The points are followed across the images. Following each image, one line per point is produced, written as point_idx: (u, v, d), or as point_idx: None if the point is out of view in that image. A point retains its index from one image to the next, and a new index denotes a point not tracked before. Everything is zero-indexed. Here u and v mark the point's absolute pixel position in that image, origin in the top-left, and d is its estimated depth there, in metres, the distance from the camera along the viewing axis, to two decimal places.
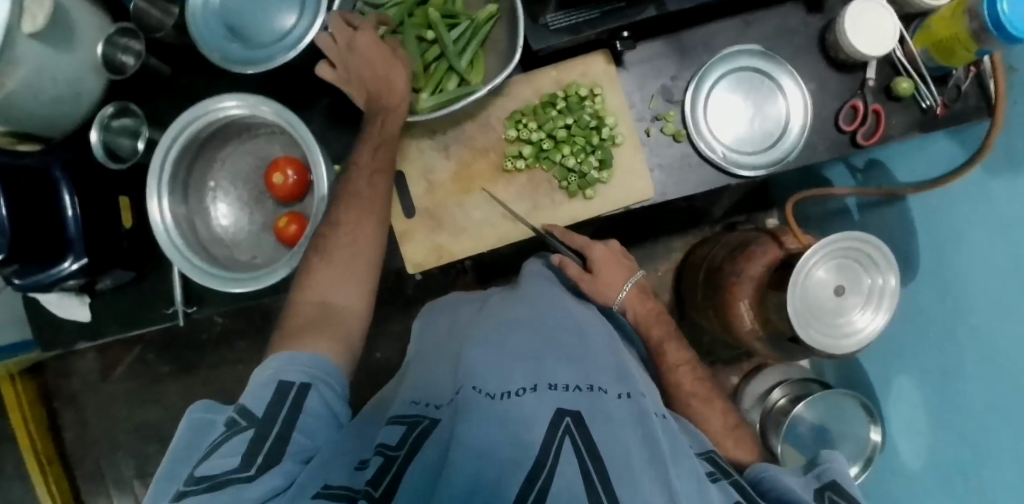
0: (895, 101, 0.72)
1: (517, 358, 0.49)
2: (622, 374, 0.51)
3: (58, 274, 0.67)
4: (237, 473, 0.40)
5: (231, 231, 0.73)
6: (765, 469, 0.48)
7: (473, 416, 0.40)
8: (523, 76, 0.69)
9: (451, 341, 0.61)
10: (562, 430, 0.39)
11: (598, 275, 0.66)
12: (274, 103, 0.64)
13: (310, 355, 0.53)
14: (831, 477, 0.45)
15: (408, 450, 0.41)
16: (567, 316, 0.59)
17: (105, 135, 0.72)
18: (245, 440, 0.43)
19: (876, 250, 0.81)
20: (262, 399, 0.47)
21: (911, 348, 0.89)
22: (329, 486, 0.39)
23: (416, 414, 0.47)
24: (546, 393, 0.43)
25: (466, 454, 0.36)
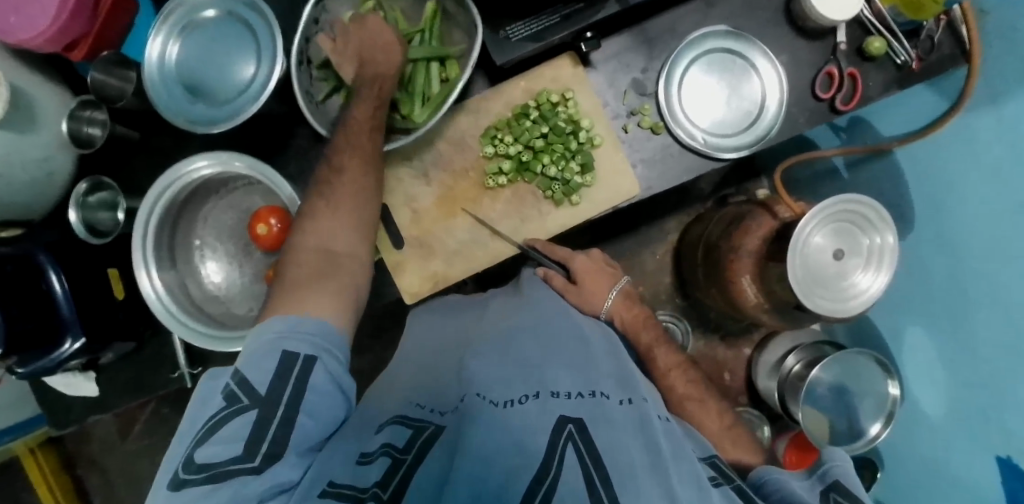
0: (869, 61, 0.72)
1: (520, 369, 0.49)
2: (625, 380, 0.50)
3: (60, 356, 0.67)
4: (239, 463, 0.38)
5: (225, 287, 0.72)
6: (768, 472, 0.47)
7: (478, 426, 0.40)
8: (492, 91, 0.68)
9: (452, 343, 0.61)
10: (564, 436, 0.38)
11: (579, 284, 0.68)
12: (246, 156, 0.63)
13: (318, 323, 0.49)
14: (834, 476, 0.45)
15: (415, 454, 0.41)
16: (569, 325, 0.59)
17: (83, 212, 0.72)
18: (248, 423, 0.41)
19: (870, 210, 0.81)
20: (266, 370, 0.44)
21: (916, 299, 0.89)
22: (335, 483, 0.38)
23: (420, 416, 0.47)
24: (549, 400, 0.43)
25: (469, 465, 0.36)
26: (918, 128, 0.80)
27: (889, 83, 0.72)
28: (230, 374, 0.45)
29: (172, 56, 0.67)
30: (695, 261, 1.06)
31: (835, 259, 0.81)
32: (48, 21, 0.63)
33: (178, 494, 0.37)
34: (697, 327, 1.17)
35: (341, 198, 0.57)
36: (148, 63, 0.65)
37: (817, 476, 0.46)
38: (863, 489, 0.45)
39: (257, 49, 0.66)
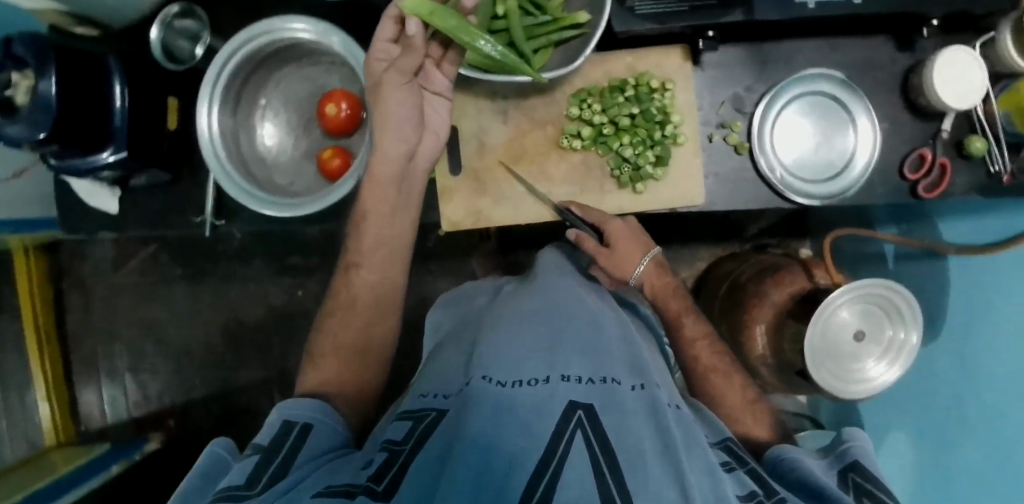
0: (964, 159, 0.70)
1: (532, 350, 0.49)
2: (637, 368, 0.50)
3: (97, 163, 0.67)
4: (239, 488, 0.39)
5: (275, 152, 0.72)
6: (785, 450, 0.48)
7: (479, 408, 0.40)
8: (597, 56, 0.67)
9: (469, 329, 0.61)
10: (573, 423, 0.38)
11: (612, 248, 0.63)
12: (343, 34, 0.62)
13: (314, 402, 0.53)
14: (853, 457, 0.45)
15: (412, 443, 0.41)
16: (584, 306, 0.59)
17: (164, 34, 0.71)
18: (252, 463, 0.42)
19: (902, 299, 0.80)
20: (268, 433, 0.47)
21: (917, 405, 0.89)
22: (329, 485, 0.38)
23: (425, 408, 0.47)
24: (559, 383, 0.43)
25: (473, 444, 0.36)
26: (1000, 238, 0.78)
27: (972, 187, 0.71)
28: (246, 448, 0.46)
29: None
30: (715, 294, 1.06)
31: (853, 339, 0.81)
32: None
33: None
34: None
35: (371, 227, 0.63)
36: None
37: (835, 457, 0.47)
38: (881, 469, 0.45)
39: None
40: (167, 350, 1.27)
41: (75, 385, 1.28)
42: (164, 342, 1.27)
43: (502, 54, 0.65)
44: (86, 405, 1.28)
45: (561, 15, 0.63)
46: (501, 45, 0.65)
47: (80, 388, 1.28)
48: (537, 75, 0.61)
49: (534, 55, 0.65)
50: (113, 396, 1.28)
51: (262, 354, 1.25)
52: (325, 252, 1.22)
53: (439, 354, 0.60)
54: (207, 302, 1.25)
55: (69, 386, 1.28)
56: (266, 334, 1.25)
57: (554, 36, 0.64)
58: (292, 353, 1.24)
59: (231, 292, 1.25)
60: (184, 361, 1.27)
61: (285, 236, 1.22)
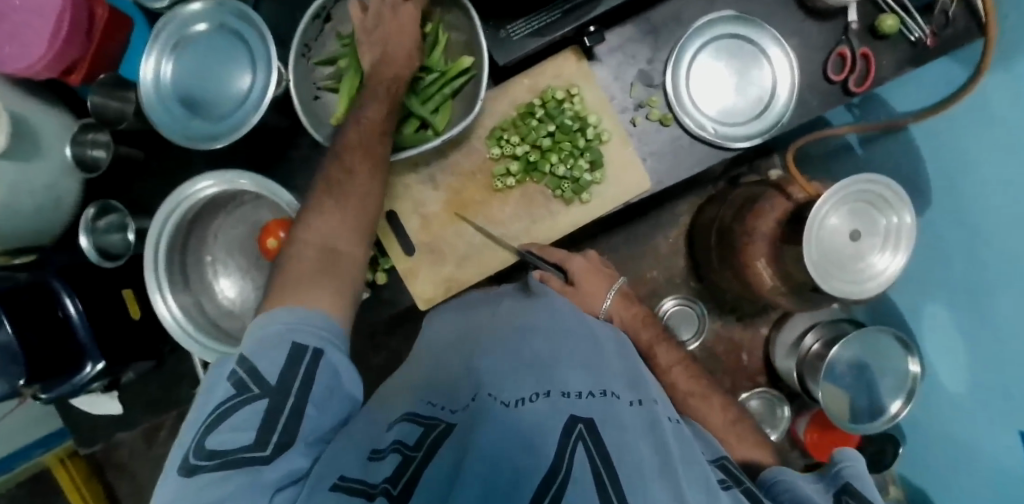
0: (882, 39, 0.69)
1: (528, 366, 0.48)
2: (636, 383, 0.49)
3: (82, 381, 0.67)
4: (250, 450, 0.36)
5: (239, 302, 0.71)
6: (780, 473, 0.46)
7: (486, 426, 0.39)
8: (496, 91, 0.66)
9: (466, 333, 0.59)
10: (575, 437, 0.37)
11: (577, 284, 0.65)
12: (251, 173, 0.62)
13: (312, 314, 0.47)
14: (846, 479, 0.43)
15: (425, 450, 0.39)
16: (580, 323, 0.58)
17: (93, 237, 0.69)
18: (259, 412, 0.39)
19: (887, 189, 0.80)
20: (275, 360, 0.42)
21: (937, 274, 0.88)
22: (345, 479, 0.36)
23: (432, 415, 0.45)
24: (559, 399, 0.42)
25: (479, 462, 0.35)
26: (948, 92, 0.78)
27: (903, 62, 0.70)
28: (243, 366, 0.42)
29: (166, 74, 0.66)
30: (708, 244, 1.05)
31: (852, 240, 0.79)
32: (43, 48, 0.63)
33: (189, 480, 0.35)
34: (713, 309, 1.15)
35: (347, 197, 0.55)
36: (145, 84, 0.65)
37: (829, 479, 0.44)
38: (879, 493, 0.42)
39: (250, 58, 0.65)
40: None
41: None
42: None
43: (406, 126, 0.65)
44: None
45: (447, 67, 0.63)
46: (402, 117, 0.65)
47: None
48: (445, 135, 0.60)
49: (434, 116, 0.64)
50: None
51: None
52: None
53: (440, 349, 0.58)
54: None
55: None
56: None
57: (446, 90, 0.64)
58: None
59: None
60: None
61: None
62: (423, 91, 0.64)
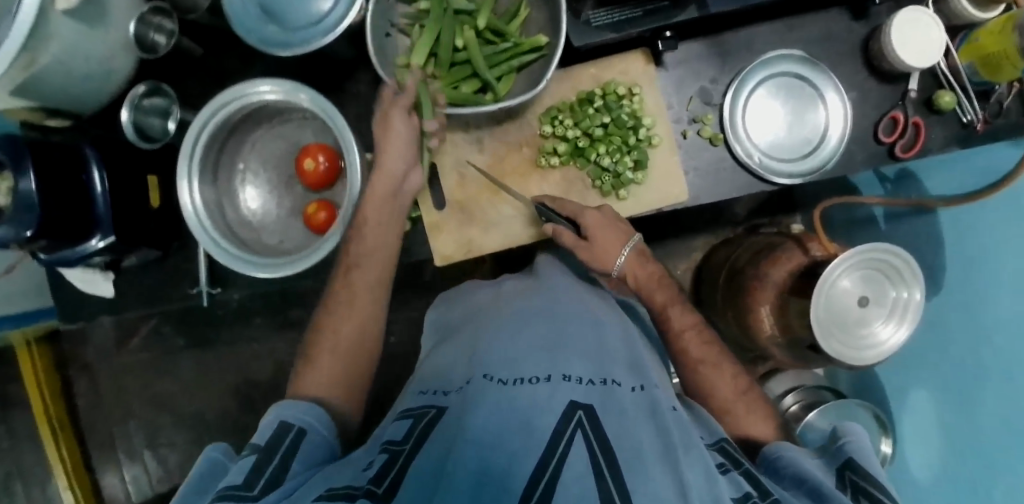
0: (936, 114, 0.71)
1: (530, 352, 0.52)
2: (635, 369, 0.54)
3: (85, 251, 0.67)
4: (239, 487, 0.39)
5: (259, 215, 0.72)
6: (782, 449, 0.52)
7: (484, 407, 0.42)
8: (561, 72, 0.68)
9: (468, 325, 0.66)
10: (574, 422, 0.40)
11: (590, 240, 0.61)
12: (310, 90, 0.62)
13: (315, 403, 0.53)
14: (849, 453, 0.50)
15: (411, 443, 0.44)
16: (583, 310, 0.62)
17: (135, 114, 0.71)
18: (251, 461, 0.43)
19: (903, 262, 0.80)
20: (264, 433, 0.47)
21: (930, 361, 0.87)
22: (333, 489, 0.40)
23: (426, 405, 0.51)
24: (560, 382, 0.46)
25: (472, 444, 0.38)
26: (987, 182, 0.79)
27: (950, 140, 0.72)
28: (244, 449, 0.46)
29: None
30: (716, 283, 1.06)
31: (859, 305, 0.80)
32: None
33: None
34: None
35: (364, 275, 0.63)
36: None
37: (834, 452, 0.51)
38: (878, 465, 0.49)
39: None
40: (182, 420, 1.30)
41: (95, 469, 1.31)
42: (178, 411, 1.30)
43: (467, 84, 0.66)
44: (109, 486, 1.31)
45: (521, 40, 0.64)
46: (466, 75, 0.66)
47: (101, 469, 1.31)
48: (506, 103, 0.61)
49: (498, 82, 0.65)
50: (134, 474, 1.31)
51: None
52: None
53: (438, 352, 0.65)
54: (214, 365, 1.29)
55: (89, 470, 1.31)
56: (277, 389, 1.28)
57: (514, 62, 0.65)
58: None
59: (238, 353, 1.28)
60: (199, 428, 1.30)
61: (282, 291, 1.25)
62: (493, 56, 0.65)
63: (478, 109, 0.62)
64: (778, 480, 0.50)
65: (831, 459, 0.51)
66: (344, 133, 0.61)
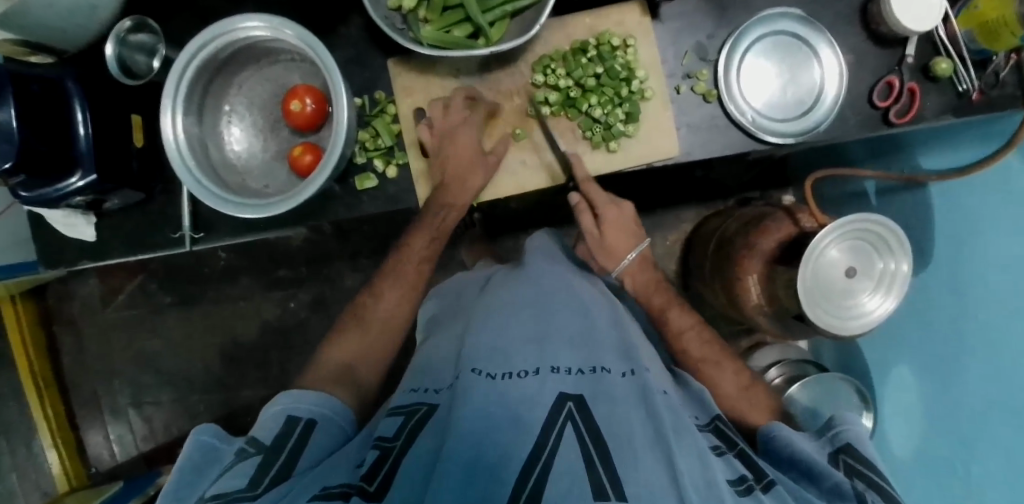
0: (932, 81, 0.67)
1: (519, 342, 0.54)
2: (626, 353, 0.56)
3: (65, 189, 0.65)
4: (238, 490, 0.42)
5: (244, 158, 0.71)
6: (777, 430, 0.55)
7: (473, 395, 0.45)
8: (556, 20, 0.68)
9: (458, 318, 0.70)
10: (564, 415, 0.43)
11: (602, 233, 0.72)
12: (297, 25, 0.60)
13: (316, 393, 0.58)
14: (845, 439, 0.52)
15: (403, 440, 0.46)
16: (567, 294, 0.64)
17: (120, 49, 0.71)
18: (254, 464, 0.46)
19: (892, 233, 0.76)
20: (271, 431, 0.51)
21: (913, 339, 0.87)
22: (327, 488, 0.41)
23: (416, 401, 0.53)
24: (549, 376, 0.48)
25: (464, 436, 0.40)
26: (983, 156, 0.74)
27: (944, 109, 0.68)
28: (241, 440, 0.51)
29: None
30: (704, 254, 1.07)
31: (845, 276, 0.76)
32: None
33: None
34: None
35: (375, 290, 0.75)
36: None
37: (829, 439, 0.53)
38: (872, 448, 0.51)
39: None
40: (167, 380, 1.30)
41: (80, 426, 1.31)
42: (162, 371, 1.30)
43: (459, 29, 0.65)
44: (93, 445, 1.31)
45: None
46: (457, 20, 0.65)
47: (84, 427, 1.31)
48: (494, 48, 0.58)
49: (490, 28, 0.64)
50: (119, 434, 1.31)
51: (262, 372, 1.27)
52: (311, 262, 1.25)
53: (428, 344, 0.68)
54: (200, 325, 1.28)
55: (73, 427, 1.30)
56: (264, 351, 1.27)
57: (509, 7, 0.63)
58: (290, 368, 1.27)
59: (223, 313, 1.28)
60: (185, 389, 1.29)
61: (270, 250, 1.25)
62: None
63: (467, 53, 0.60)
64: (776, 462, 0.53)
65: (827, 442, 0.53)
66: (330, 68, 0.58)
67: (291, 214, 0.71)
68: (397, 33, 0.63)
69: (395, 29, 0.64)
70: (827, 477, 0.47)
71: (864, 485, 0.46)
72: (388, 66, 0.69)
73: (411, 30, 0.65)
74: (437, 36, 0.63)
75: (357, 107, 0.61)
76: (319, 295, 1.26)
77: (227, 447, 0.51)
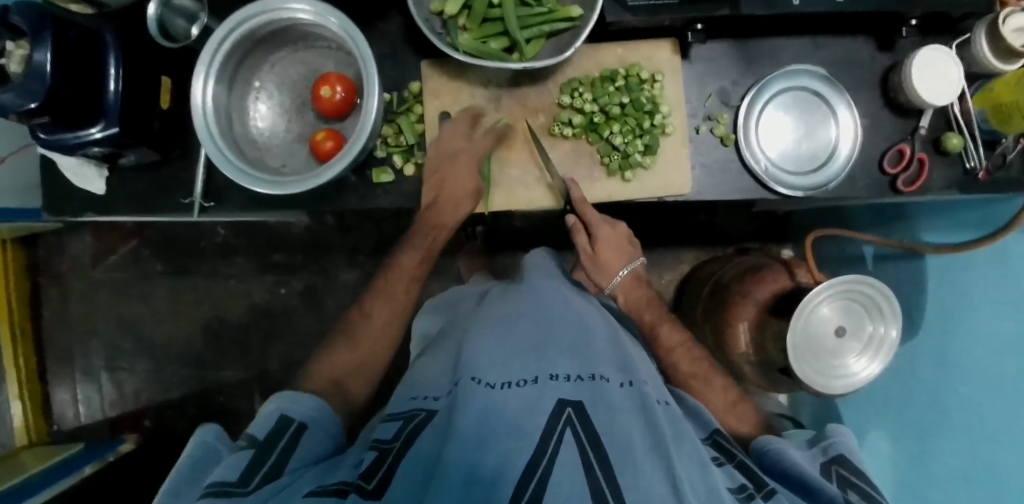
0: (941, 154, 0.70)
1: (519, 351, 0.54)
2: (625, 365, 0.56)
3: (85, 138, 0.65)
4: (230, 485, 0.43)
5: (266, 135, 0.72)
6: (770, 442, 0.56)
7: (471, 403, 0.45)
8: (589, 47, 0.70)
9: (457, 328, 0.70)
10: (564, 420, 0.44)
11: (597, 250, 0.74)
12: (340, 14, 0.62)
13: (309, 398, 0.57)
14: (837, 452, 0.55)
15: (401, 443, 0.47)
16: (568, 307, 0.64)
17: (162, 11, 0.69)
18: (245, 459, 0.47)
19: (882, 295, 0.77)
20: (264, 428, 0.52)
21: (894, 405, 0.88)
22: (323, 485, 0.43)
23: (415, 408, 0.53)
24: (547, 384, 0.48)
25: (462, 446, 0.40)
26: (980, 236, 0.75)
27: (950, 183, 0.70)
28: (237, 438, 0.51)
29: None
30: (698, 296, 1.08)
31: (835, 335, 0.77)
32: None
33: None
34: None
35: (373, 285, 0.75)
36: None
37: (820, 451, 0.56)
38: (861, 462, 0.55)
39: None
40: (146, 348, 1.28)
41: (49, 382, 1.28)
42: (142, 338, 1.28)
43: (495, 41, 0.67)
44: (59, 403, 1.28)
45: (556, 7, 0.64)
46: (495, 33, 0.67)
47: (53, 384, 1.29)
48: (527, 63, 0.60)
49: (526, 44, 0.66)
50: (87, 395, 1.28)
51: (242, 353, 1.26)
52: (309, 250, 1.25)
53: (427, 354, 0.68)
54: (187, 298, 1.27)
55: (42, 382, 1.28)
56: (248, 332, 1.26)
57: (547, 27, 0.65)
58: (272, 353, 1.25)
59: (214, 288, 1.27)
60: (162, 359, 1.28)
61: (270, 233, 1.25)
62: (524, 15, 0.64)
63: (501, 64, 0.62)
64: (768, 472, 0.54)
65: (820, 452, 0.56)
66: (366, 58, 0.59)
67: (302, 196, 0.72)
68: (436, 35, 0.65)
69: (434, 31, 0.66)
70: (821, 490, 0.48)
71: (858, 496, 0.50)
72: (421, 67, 0.71)
73: (449, 35, 0.66)
74: (473, 43, 0.65)
75: (386, 100, 0.62)
76: (312, 284, 1.25)
77: (226, 451, 0.51)
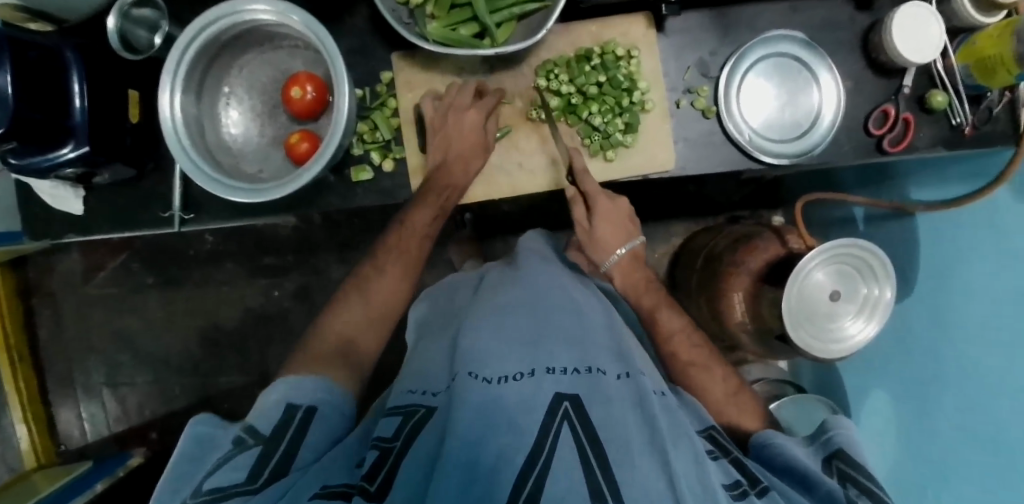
0: (926, 113, 0.69)
1: (515, 343, 0.54)
2: (622, 355, 0.55)
3: (56, 159, 0.64)
4: (237, 488, 0.42)
5: (240, 142, 0.71)
6: (772, 437, 0.56)
7: (469, 399, 0.45)
8: (562, 28, 0.68)
9: (452, 319, 0.70)
10: (561, 416, 0.43)
11: (594, 226, 0.69)
12: (304, 12, 0.60)
13: (314, 377, 0.56)
14: (837, 444, 0.54)
15: (403, 441, 0.46)
16: (564, 296, 0.64)
17: (122, 23, 0.69)
18: (252, 456, 0.46)
19: (876, 260, 0.77)
20: (270, 421, 0.51)
21: (893, 367, 0.88)
22: (327, 486, 0.42)
23: (414, 403, 0.53)
24: (545, 377, 0.48)
25: (460, 441, 0.40)
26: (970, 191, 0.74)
27: (937, 141, 0.70)
28: (237, 428, 0.51)
29: None
30: (692, 269, 1.07)
31: (830, 300, 0.77)
32: None
33: None
34: None
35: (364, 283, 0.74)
36: None
37: (822, 443, 0.56)
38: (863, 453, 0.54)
39: None
40: (145, 361, 1.28)
41: (52, 401, 1.28)
42: (140, 350, 1.28)
43: (466, 28, 0.65)
44: (65, 421, 1.29)
45: None
46: (464, 19, 0.65)
47: (56, 403, 1.29)
48: (497, 49, 0.58)
49: (497, 29, 0.64)
50: (91, 412, 1.28)
51: (243, 358, 1.26)
52: (299, 251, 1.24)
53: (424, 344, 0.68)
54: (181, 308, 1.27)
55: (45, 402, 1.28)
56: (246, 337, 1.26)
57: (517, 9, 0.63)
58: (272, 355, 1.26)
59: (208, 296, 1.26)
60: (162, 370, 1.28)
61: (257, 236, 1.24)
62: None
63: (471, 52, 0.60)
64: (768, 467, 0.54)
65: (820, 448, 0.55)
66: (333, 55, 0.57)
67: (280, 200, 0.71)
68: (404, 26, 0.64)
69: (401, 23, 0.64)
70: (819, 486, 0.48)
71: (858, 490, 0.49)
72: (393, 60, 0.69)
73: (418, 25, 0.65)
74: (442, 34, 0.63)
75: (358, 97, 0.60)
76: (305, 285, 1.25)
77: (223, 435, 0.51)
